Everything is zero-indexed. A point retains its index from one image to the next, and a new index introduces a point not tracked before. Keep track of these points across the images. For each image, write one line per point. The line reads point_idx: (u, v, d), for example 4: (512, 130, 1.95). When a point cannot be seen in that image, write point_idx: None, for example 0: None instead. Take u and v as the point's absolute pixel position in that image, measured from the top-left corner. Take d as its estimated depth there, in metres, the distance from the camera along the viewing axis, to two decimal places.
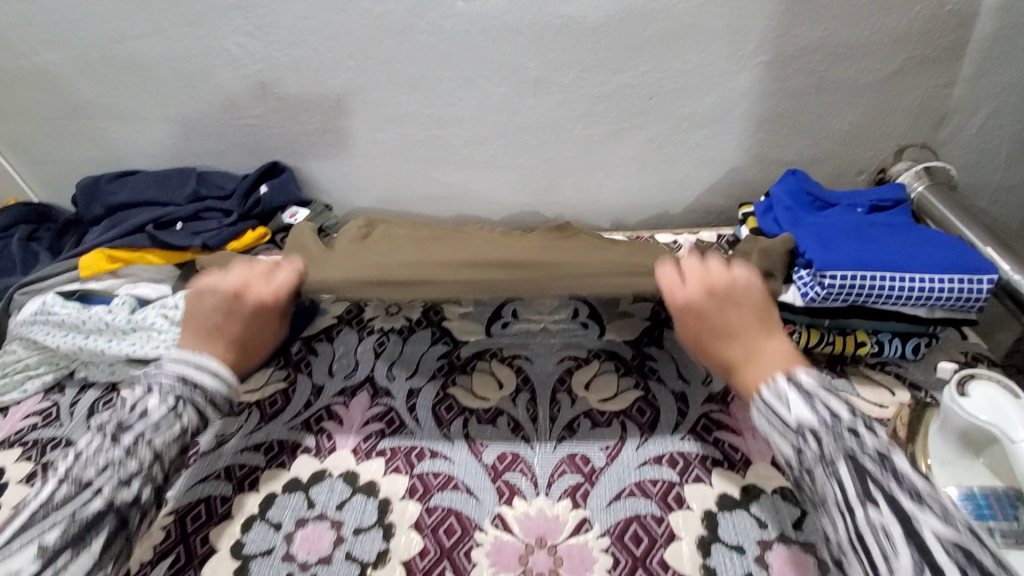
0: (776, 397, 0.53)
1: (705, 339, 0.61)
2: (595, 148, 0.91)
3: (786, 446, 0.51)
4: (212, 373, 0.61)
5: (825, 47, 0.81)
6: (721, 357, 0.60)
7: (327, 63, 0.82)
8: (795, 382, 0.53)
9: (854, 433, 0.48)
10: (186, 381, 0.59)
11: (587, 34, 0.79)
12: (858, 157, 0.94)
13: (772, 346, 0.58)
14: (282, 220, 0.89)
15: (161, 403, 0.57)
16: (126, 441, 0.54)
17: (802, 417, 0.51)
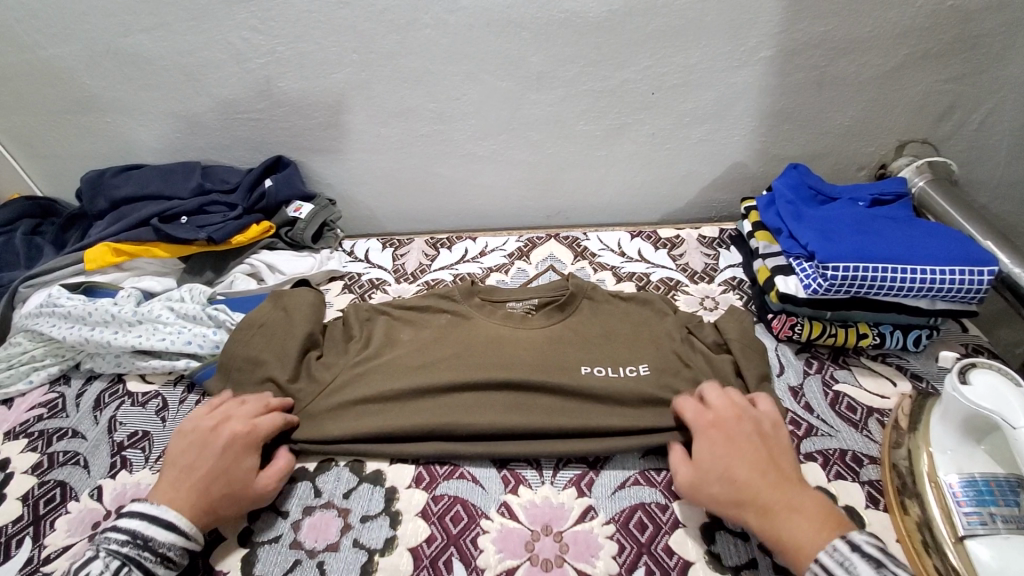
0: (840, 566, 0.46)
1: (732, 468, 0.54)
2: (598, 143, 0.92)
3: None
4: (166, 527, 0.53)
5: (826, 43, 0.82)
6: (751, 468, 0.54)
7: (331, 57, 0.82)
8: (857, 547, 0.47)
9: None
10: (131, 541, 0.52)
11: (590, 28, 0.79)
12: (859, 152, 0.95)
13: (811, 503, 0.51)
14: (287, 214, 0.89)
15: (104, 567, 0.50)
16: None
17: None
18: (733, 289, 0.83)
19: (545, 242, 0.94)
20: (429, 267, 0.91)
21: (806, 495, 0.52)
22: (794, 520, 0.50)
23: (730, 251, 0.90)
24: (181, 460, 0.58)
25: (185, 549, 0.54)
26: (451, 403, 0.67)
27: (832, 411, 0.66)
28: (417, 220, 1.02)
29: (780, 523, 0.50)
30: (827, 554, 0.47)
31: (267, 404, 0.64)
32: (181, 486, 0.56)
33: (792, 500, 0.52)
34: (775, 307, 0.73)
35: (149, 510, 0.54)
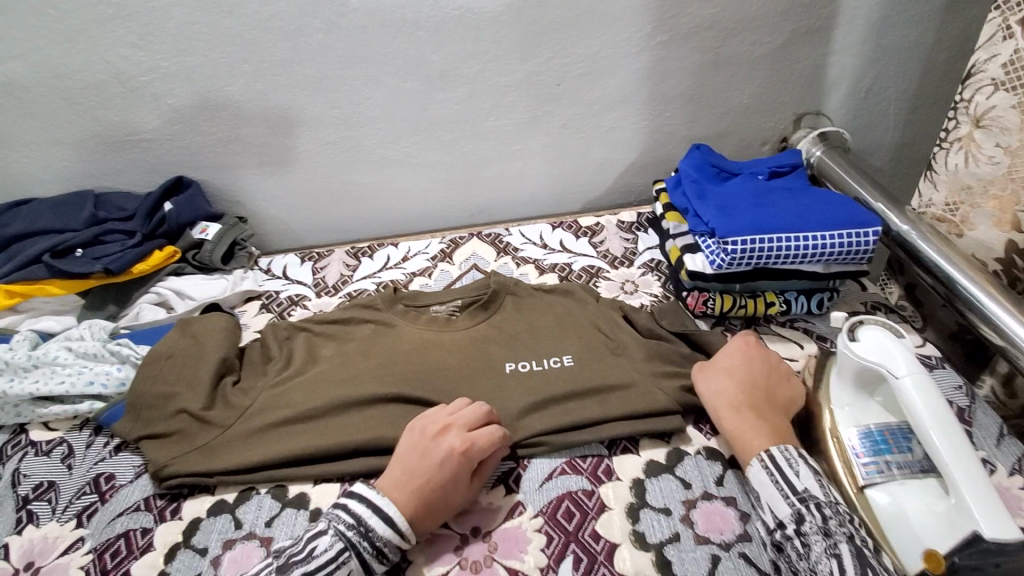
0: (786, 460, 0.54)
1: (730, 382, 0.62)
2: (511, 137, 0.92)
3: (784, 498, 0.53)
4: (387, 520, 0.53)
5: (716, 25, 0.85)
6: (743, 387, 0.61)
7: (222, 69, 0.79)
8: (803, 457, 0.55)
9: (852, 520, 0.51)
10: (356, 529, 0.52)
11: (487, 23, 0.79)
12: (761, 128, 0.98)
13: (778, 425, 0.59)
14: (192, 236, 0.85)
15: (331, 547, 0.51)
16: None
17: (810, 488, 0.52)
18: (651, 270, 0.85)
19: (468, 241, 0.94)
20: (351, 277, 0.89)
21: (781, 419, 0.59)
22: (757, 432, 0.58)
23: (648, 233, 0.92)
24: (405, 465, 0.56)
25: (396, 547, 0.53)
26: (375, 416, 0.66)
27: None
28: (338, 231, 0.99)
29: (746, 428, 0.58)
30: (779, 448, 0.55)
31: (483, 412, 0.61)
32: (403, 480, 0.55)
33: (765, 416, 0.59)
34: (687, 285, 0.74)
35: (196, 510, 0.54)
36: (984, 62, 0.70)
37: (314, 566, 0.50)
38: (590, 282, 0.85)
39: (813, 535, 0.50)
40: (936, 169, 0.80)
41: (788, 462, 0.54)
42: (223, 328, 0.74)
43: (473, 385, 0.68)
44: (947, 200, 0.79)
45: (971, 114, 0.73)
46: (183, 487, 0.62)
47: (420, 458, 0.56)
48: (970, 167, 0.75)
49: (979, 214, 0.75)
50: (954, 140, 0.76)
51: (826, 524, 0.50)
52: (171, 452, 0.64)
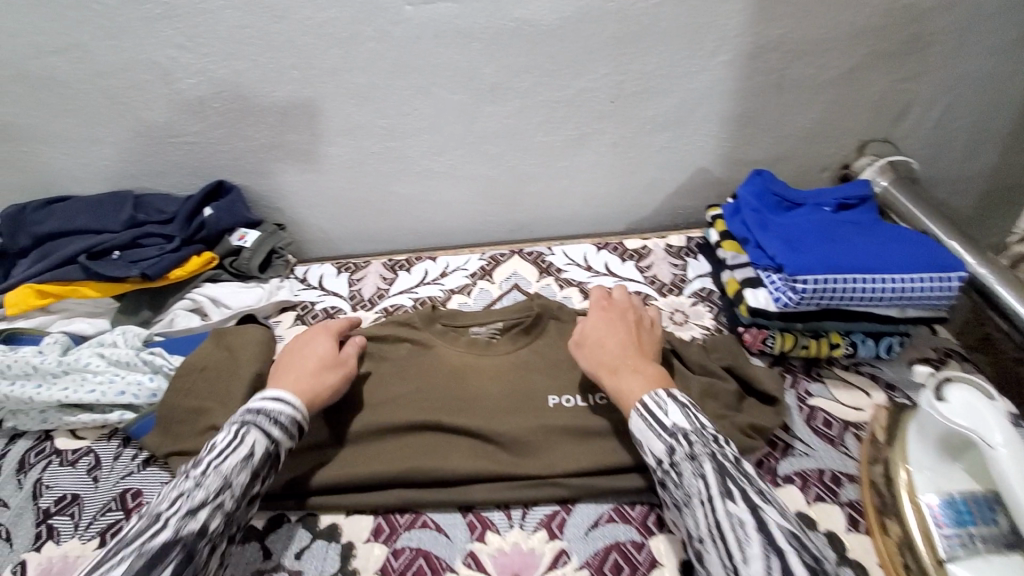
0: (656, 404, 0.54)
1: (606, 337, 0.62)
2: (558, 154, 0.88)
3: (658, 436, 0.52)
4: (277, 400, 0.57)
5: (783, 45, 0.80)
6: (623, 342, 0.61)
7: (269, 74, 0.77)
8: (670, 396, 0.55)
9: (716, 441, 0.51)
10: (247, 414, 0.55)
11: (543, 36, 0.76)
12: (821, 153, 0.93)
13: (651, 370, 0.58)
14: (231, 243, 0.83)
15: (228, 434, 0.53)
16: (196, 468, 0.50)
17: (678, 422, 0.52)
18: (702, 300, 0.81)
19: (509, 259, 0.91)
20: (387, 292, 0.86)
21: (655, 368, 0.59)
22: (638, 379, 0.57)
23: (698, 260, 0.87)
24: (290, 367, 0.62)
25: (293, 418, 0.57)
26: (412, 447, 0.63)
27: (808, 427, 0.63)
28: (374, 241, 0.97)
29: (625, 379, 0.57)
30: (649, 395, 0.54)
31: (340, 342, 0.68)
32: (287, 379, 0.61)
33: (641, 366, 0.58)
34: (744, 320, 0.70)
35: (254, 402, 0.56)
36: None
37: (215, 452, 0.51)
38: None
39: (684, 463, 0.50)
40: None
41: (655, 405, 0.54)
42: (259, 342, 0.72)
43: (514, 417, 0.65)
44: None
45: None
46: None
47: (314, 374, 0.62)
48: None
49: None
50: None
51: (689, 449, 0.50)
52: None
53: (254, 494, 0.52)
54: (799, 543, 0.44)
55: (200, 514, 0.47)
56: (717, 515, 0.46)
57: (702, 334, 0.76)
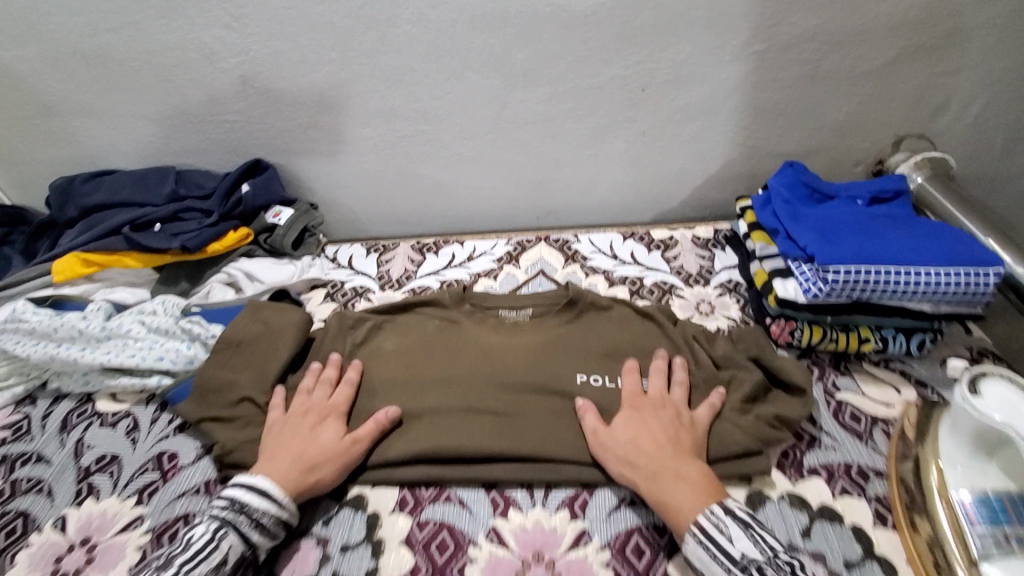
0: (714, 525, 0.50)
1: (639, 438, 0.58)
2: (588, 141, 0.88)
3: (726, 573, 0.47)
4: (261, 493, 0.55)
5: (822, 35, 0.79)
6: (659, 442, 0.57)
7: (307, 56, 0.78)
8: (729, 512, 0.51)
9: (795, 573, 0.47)
10: (231, 508, 0.53)
11: (578, 23, 0.76)
12: (856, 148, 0.92)
13: (697, 472, 0.55)
14: (266, 220, 0.86)
15: (207, 530, 0.52)
16: (166, 570, 0.49)
17: (747, 551, 0.48)
18: (728, 292, 0.81)
19: (535, 245, 0.91)
20: (415, 273, 0.87)
21: (701, 469, 0.55)
22: (682, 489, 0.53)
23: (725, 252, 0.87)
24: (282, 442, 0.60)
25: (277, 518, 0.55)
26: (436, 422, 0.64)
27: (835, 421, 0.62)
28: (402, 224, 0.98)
29: (667, 487, 0.54)
30: (706, 516, 0.50)
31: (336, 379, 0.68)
32: (276, 460, 0.58)
33: (683, 468, 0.55)
34: (772, 312, 0.70)
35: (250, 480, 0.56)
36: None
37: (191, 553, 0.50)
38: (662, 299, 0.81)
39: None
40: None
41: (717, 528, 0.49)
42: (289, 322, 0.73)
43: (539, 397, 0.66)
44: None
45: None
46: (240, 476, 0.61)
47: (310, 450, 0.59)
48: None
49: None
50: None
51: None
52: (235, 436, 0.63)
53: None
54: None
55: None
56: None
57: (728, 326, 0.76)
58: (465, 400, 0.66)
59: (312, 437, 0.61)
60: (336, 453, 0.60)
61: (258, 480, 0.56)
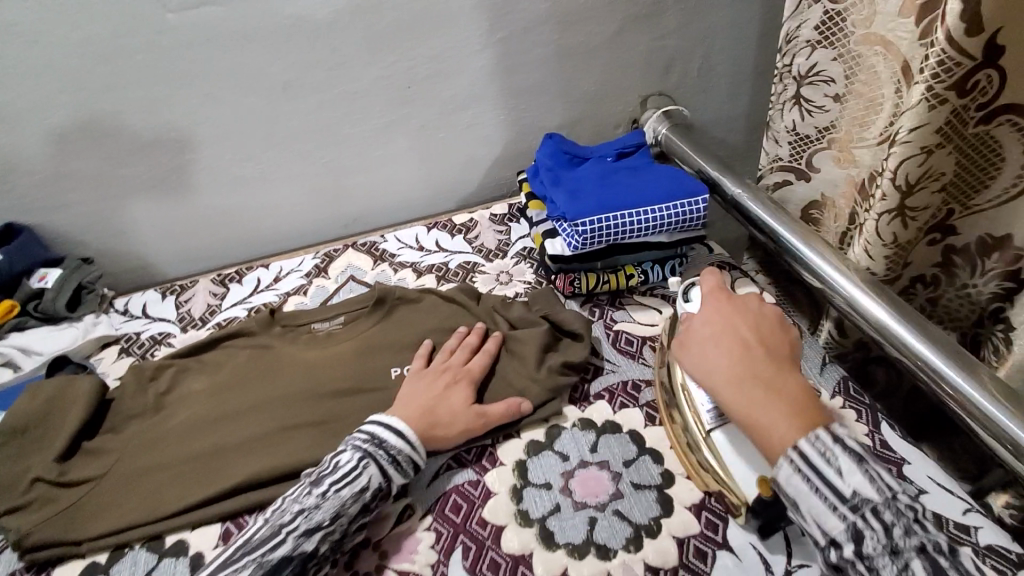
0: (820, 456, 0.47)
1: (720, 349, 0.57)
2: (371, 143, 0.91)
3: (832, 510, 0.46)
4: (397, 433, 0.59)
5: (553, 17, 0.89)
6: (750, 342, 0.56)
7: (34, 101, 0.73)
8: (840, 442, 0.48)
9: (918, 521, 0.44)
10: (372, 441, 0.58)
11: (324, 31, 0.78)
12: (614, 111, 1.04)
13: (791, 388, 0.53)
14: (31, 285, 0.79)
15: (352, 458, 0.57)
16: (319, 487, 0.55)
17: (860, 489, 0.45)
18: (524, 259, 0.88)
19: (343, 253, 0.93)
20: (219, 307, 0.85)
21: (794, 382, 0.53)
22: (777, 405, 0.51)
23: (519, 223, 0.95)
24: (418, 390, 0.65)
25: (411, 457, 0.59)
26: (254, 448, 0.64)
27: (614, 348, 0.74)
28: (202, 260, 0.94)
29: (761, 409, 0.51)
30: (808, 441, 0.48)
31: (473, 346, 0.71)
32: (410, 406, 0.63)
33: (777, 381, 0.53)
34: (554, 269, 0.80)
35: (384, 419, 0.61)
36: (795, 28, 0.76)
37: (341, 472, 0.56)
38: (467, 277, 0.87)
39: (880, 556, 0.43)
40: (774, 126, 0.85)
41: (824, 458, 0.47)
42: (79, 391, 0.68)
43: (355, 397, 0.69)
44: (794, 150, 0.85)
45: (795, 75, 0.79)
46: (48, 556, 0.58)
47: (442, 406, 0.63)
48: (807, 120, 0.80)
49: (824, 158, 0.81)
50: (788, 101, 0.82)
51: (891, 538, 0.44)
52: (31, 519, 0.60)
53: (363, 518, 0.56)
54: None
55: (315, 536, 0.52)
56: None
57: (525, 289, 0.84)
58: (280, 420, 0.67)
59: (446, 394, 0.64)
60: (462, 420, 0.63)
61: (394, 420, 0.60)
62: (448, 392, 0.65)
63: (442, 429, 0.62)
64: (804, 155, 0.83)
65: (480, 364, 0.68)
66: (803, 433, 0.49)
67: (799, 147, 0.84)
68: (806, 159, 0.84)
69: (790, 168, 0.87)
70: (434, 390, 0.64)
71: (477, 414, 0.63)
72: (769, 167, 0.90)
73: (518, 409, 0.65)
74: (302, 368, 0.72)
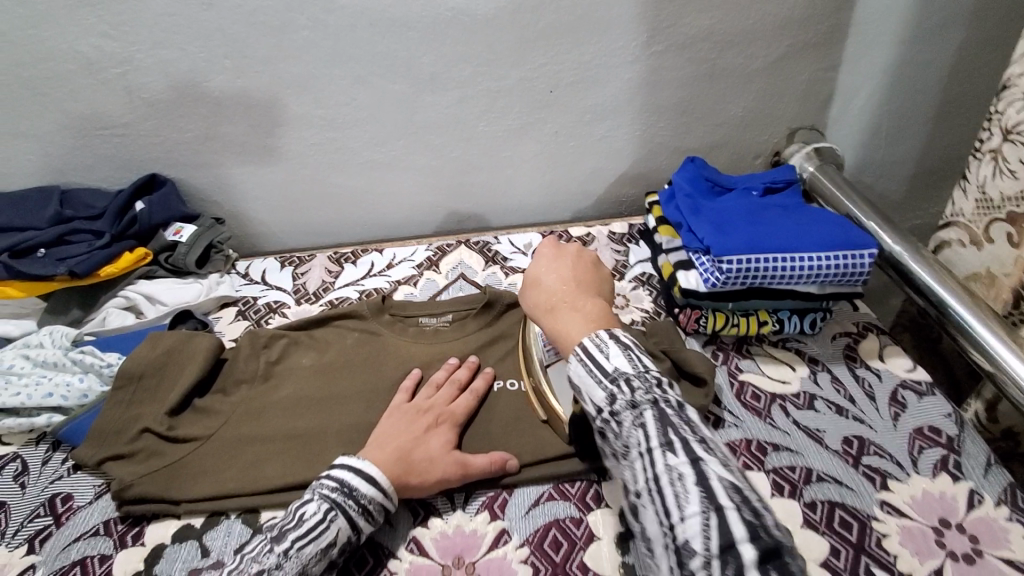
0: (596, 347, 0.49)
1: (545, 278, 0.58)
2: (502, 143, 0.89)
3: (597, 385, 0.47)
4: (369, 480, 0.53)
5: (714, 35, 0.83)
6: (564, 279, 0.58)
7: (198, 64, 0.75)
8: (614, 338, 0.49)
9: (662, 388, 0.46)
10: (341, 490, 0.52)
11: (481, 26, 0.76)
12: (755, 141, 0.97)
13: (592, 309, 0.54)
14: (166, 238, 0.81)
15: (319, 510, 0.51)
16: (281, 544, 0.49)
17: (620, 366, 0.47)
18: (642, 285, 0.84)
19: (455, 249, 0.91)
20: (332, 285, 0.85)
21: (594, 304, 0.55)
22: (572, 317, 0.54)
23: (639, 245, 0.90)
24: (394, 429, 0.59)
25: (381, 505, 0.54)
26: (356, 437, 0.63)
27: (737, 401, 0.69)
28: (319, 234, 0.95)
29: (563, 321, 0.54)
30: (588, 338, 0.49)
31: (461, 383, 0.66)
32: (386, 446, 0.57)
33: (577, 304, 0.55)
34: (680, 302, 0.74)
35: (356, 463, 0.54)
36: (1017, 76, 0.66)
37: (304, 528, 0.50)
38: None
39: (624, 411, 0.45)
40: (967, 178, 0.76)
41: (597, 348, 0.49)
42: (196, 347, 0.69)
43: None
44: (977, 210, 0.75)
45: (1002, 126, 0.68)
46: (145, 511, 0.58)
47: (418, 450, 0.58)
48: (996, 181, 0.71)
49: (997, 229, 0.73)
50: (987, 152, 0.72)
51: (632, 399, 0.45)
52: (136, 470, 0.60)
53: (326, 572, 0.52)
54: (737, 494, 0.39)
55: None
56: (655, 468, 0.42)
57: (642, 318, 0.79)
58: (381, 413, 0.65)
59: (423, 438, 0.59)
60: (441, 468, 0.57)
61: (365, 464, 0.54)
62: (428, 435, 0.60)
63: (415, 478, 0.56)
64: (983, 219, 0.75)
65: (462, 406, 0.63)
66: (595, 333, 0.51)
67: (982, 209, 0.74)
68: (987, 224, 0.75)
69: (969, 229, 0.77)
70: (408, 429, 0.59)
71: (456, 462, 0.58)
72: (949, 218, 0.81)
73: (498, 462, 0.59)
74: (409, 362, 0.71)
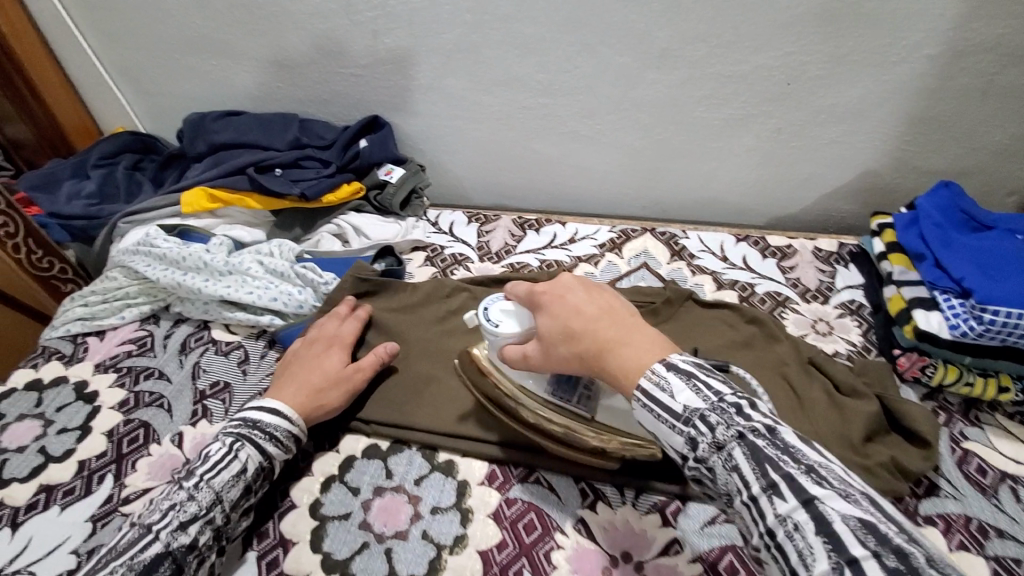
0: (656, 386, 0.42)
1: (571, 319, 0.47)
2: (717, 134, 0.83)
3: (672, 429, 0.41)
4: (272, 412, 0.58)
5: (1005, 47, 0.70)
6: (595, 312, 0.47)
7: (442, 17, 0.77)
8: (672, 367, 0.42)
9: (739, 412, 0.40)
10: (245, 424, 0.57)
11: (732, 6, 0.70)
12: (1019, 174, 0.82)
13: (638, 331, 0.45)
14: (378, 176, 0.88)
15: (223, 445, 0.55)
16: (189, 480, 0.53)
17: (691, 403, 0.40)
18: (850, 313, 0.75)
19: (641, 235, 0.88)
20: (515, 249, 0.87)
21: (634, 328, 0.46)
22: (619, 353, 0.44)
23: (849, 269, 0.80)
24: (290, 369, 0.63)
25: (290, 432, 0.58)
26: None
27: (960, 472, 0.59)
28: (505, 196, 0.97)
29: (610, 359, 0.45)
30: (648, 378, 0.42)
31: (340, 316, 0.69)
32: (287, 385, 0.61)
33: (614, 340, 0.45)
34: (906, 343, 0.65)
35: (257, 404, 0.59)
36: None
37: (210, 463, 0.54)
38: (774, 310, 0.76)
39: (710, 455, 0.40)
40: None
41: (656, 385, 0.42)
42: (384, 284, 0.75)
43: None
44: None
45: None
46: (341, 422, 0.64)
47: (317, 375, 0.62)
48: None
49: None
50: None
51: (715, 438, 0.39)
52: None
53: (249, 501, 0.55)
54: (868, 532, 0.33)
55: (192, 527, 0.51)
56: (766, 521, 0.37)
57: (846, 351, 0.71)
58: None
59: (318, 366, 0.63)
60: (342, 387, 0.62)
61: (264, 402, 0.59)
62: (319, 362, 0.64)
63: (328, 403, 0.61)
64: None
65: (350, 330, 0.68)
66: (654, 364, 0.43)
67: None
68: None
69: None
70: (299, 368, 0.63)
71: (353, 370, 0.63)
72: None
73: (386, 354, 0.65)
74: None
